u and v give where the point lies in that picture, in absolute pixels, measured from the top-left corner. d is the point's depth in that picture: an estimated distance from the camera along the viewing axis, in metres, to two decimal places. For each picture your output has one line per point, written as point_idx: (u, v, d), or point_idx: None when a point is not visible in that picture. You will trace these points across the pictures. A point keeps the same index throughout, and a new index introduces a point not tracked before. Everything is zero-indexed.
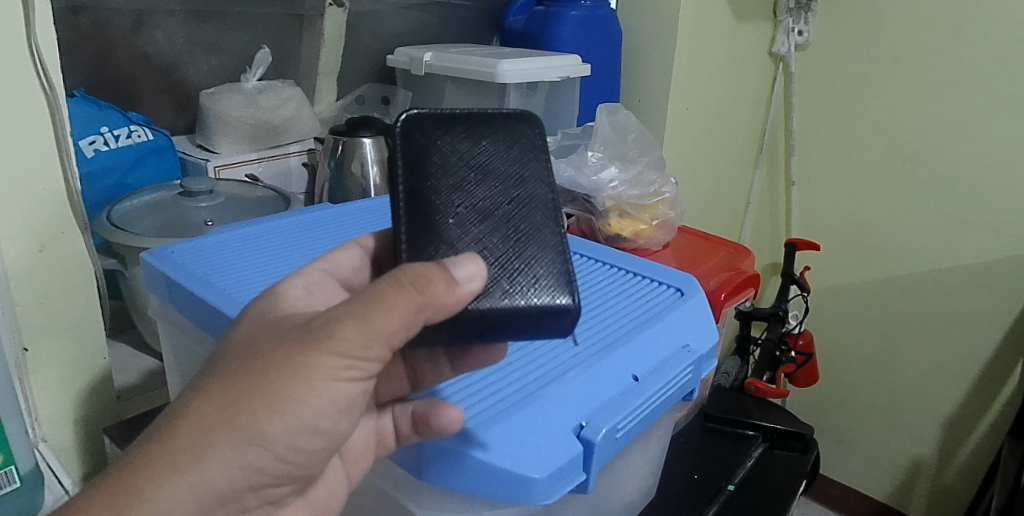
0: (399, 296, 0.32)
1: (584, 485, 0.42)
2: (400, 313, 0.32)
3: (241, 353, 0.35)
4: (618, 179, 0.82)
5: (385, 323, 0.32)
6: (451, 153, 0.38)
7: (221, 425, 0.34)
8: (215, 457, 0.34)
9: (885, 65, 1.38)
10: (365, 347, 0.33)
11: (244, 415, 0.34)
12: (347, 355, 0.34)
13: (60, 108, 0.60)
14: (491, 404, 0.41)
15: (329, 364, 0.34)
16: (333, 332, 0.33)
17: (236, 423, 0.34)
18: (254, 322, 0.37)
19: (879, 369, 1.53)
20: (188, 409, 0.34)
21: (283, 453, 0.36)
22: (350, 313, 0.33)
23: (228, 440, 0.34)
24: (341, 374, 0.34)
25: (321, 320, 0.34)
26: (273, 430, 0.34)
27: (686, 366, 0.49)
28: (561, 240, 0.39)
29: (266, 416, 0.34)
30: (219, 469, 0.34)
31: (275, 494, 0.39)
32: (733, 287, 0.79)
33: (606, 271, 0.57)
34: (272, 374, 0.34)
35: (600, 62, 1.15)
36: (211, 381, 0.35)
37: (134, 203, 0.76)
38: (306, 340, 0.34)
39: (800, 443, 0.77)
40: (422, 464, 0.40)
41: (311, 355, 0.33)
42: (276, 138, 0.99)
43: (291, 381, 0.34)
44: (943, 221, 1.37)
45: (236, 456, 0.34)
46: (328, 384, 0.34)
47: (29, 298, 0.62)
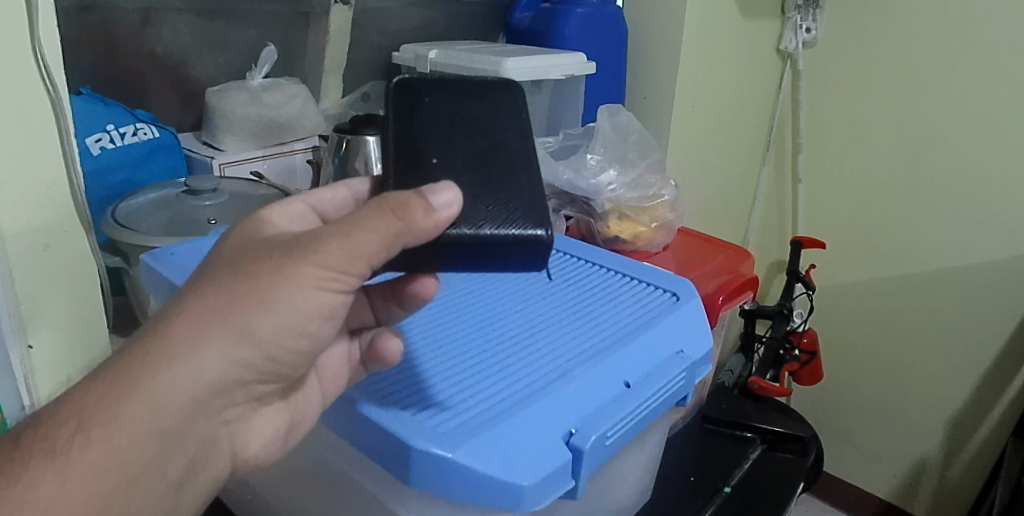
0: (378, 217, 0.34)
1: (572, 491, 0.42)
2: (382, 236, 0.34)
3: (237, 257, 0.36)
4: (617, 182, 0.82)
5: (365, 243, 0.34)
6: (436, 106, 0.43)
7: (216, 319, 0.34)
8: (215, 351, 0.34)
9: (893, 62, 1.37)
10: (350, 263, 0.34)
11: (237, 309, 0.34)
12: (332, 268, 0.35)
13: (64, 108, 0.61)
14: (480, 413, 0.41)
15: (315, 274, 0.35)
16: (321, 246, 0.34)
17: (228, 319, 0.34)
18: (243, 239, 0.38)
19: (884, 368, 1.52)
20: (182, 308, 0.34)
21: (273, 352, 0.36)
22: (335, 230, 0.34)
23: (219, 335, 0.34)
24: (327, 283, 0.35)
25: (308, 236, 0.35)
26: (265, 328, 0.35)
27: (679, 372, 0.49)
28: (536, 176, 0.40)
29: (258, 313, 0.34)
30: (213, 363, 0.34)
31: (262, 391, 0.39)
32: (731, 290, 0.79)
33: (600, 275, 0.57)
34: (263, 277, 0.34)
35: (606, 60, 1.15)
36: (210, 279, 0.35)
37: (138, 201, 0.77)
38: (295, 249, 0.35)
39: (799, 446, 0.78)
40: (410, 471, 0.39)
41: (299, 260, 0.34)
42: (281, 135, 1.00)
43: (284, 283, 0.34)
44: (950, 220, 1.37)
45: (229, 350, 0.34)
46: (314, 293, 0.35)
47: (36, 298, 0.62)
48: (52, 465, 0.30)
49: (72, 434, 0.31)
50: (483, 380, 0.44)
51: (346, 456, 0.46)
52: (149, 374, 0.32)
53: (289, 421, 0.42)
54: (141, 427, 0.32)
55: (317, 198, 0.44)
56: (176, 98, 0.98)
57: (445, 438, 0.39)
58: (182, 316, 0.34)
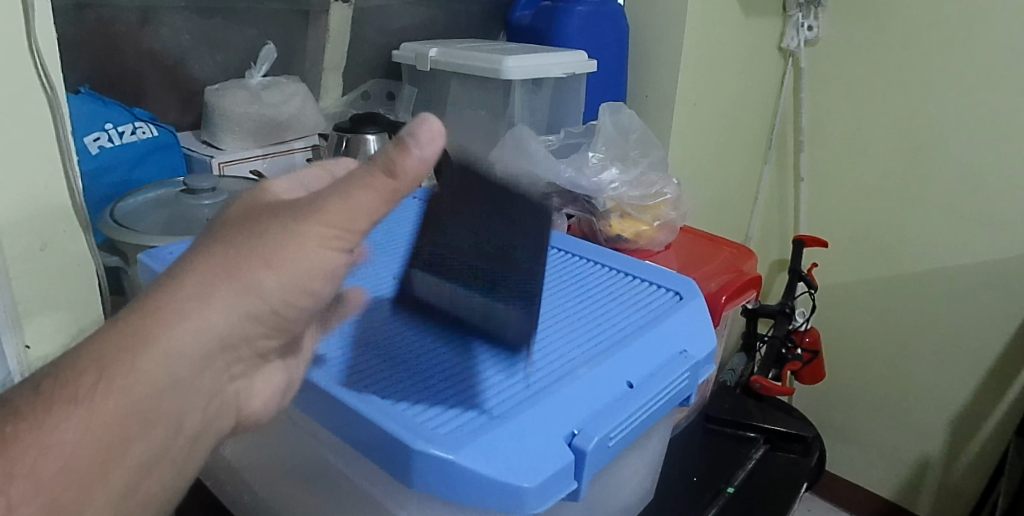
0: (374, 175, 0.34)
1: (575, 493, 0.42)
2: (379, 186, 0.35)
3: (241, 220, 0.36)
4: (618, 180, 0.81)
5: (363, 200, 0.35)
6: None
7: (225, 275, 0.33)
8: (227, 303, 0.33)
9: (895, 60, 1.37)
10: (350, 219, 0.35)
11: (245, 266, 0.34)
12: (335, 224, 0.35)
13: (61, 106, 0.60)
14: (481, 415, 0.40)
15: (319, 230, 0.35)
16: (322, 208, 0.35)
17: (237, 273, 0.33)
18: (241, 209, 0.37)
19: (886, 368, 1.52)
20: (193, 264, 0.33)
21: (281, 307, 0.36)
22: (334, 188, 0.35)
23: (231, 289, 0.33)
24: (332, 242, 0.35)
25: (307, 201, 0.36)
26: (272, 286, 0.34)
27: (683, 372, 0.49)
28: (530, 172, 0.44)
29: (265, 270, 0.34)
30: (227, 314, 0.33)
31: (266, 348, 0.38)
32: (734, 289, 0.78)
33: (602, 274, 0.57)
34: (268, 237, 0.34)
35: (607, 58, 1.14)
36: (216, 240, 0.35)
37: (137, 201, 0.76)
38: (300, 209, 0.35)
39: (801, 445, 0.77)
40: (411, 474, 0.38)
41: (302, 220, 0.35)
42: (281, 134, 0.99)
43: (288, 240, 0.35)
44: (952, 219, 1.36)
45: (241, 303, 0.34)
46: (317, 253, 0.35)
47: (32, 298, 0.62)
48: (76, 409, 0.29)
49: (94, 382, 0.30)
50: (481, 377, 0.43)
51: (332, 445, 0.44)
52: (165, 324, 0.32)
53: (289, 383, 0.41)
54: (159, 376, 0.31)
55: (302, 178, 0.43)
56: (175, 96, 0.98)
57: (446, 439, 0.38)
58: (191, 274, 0.33)
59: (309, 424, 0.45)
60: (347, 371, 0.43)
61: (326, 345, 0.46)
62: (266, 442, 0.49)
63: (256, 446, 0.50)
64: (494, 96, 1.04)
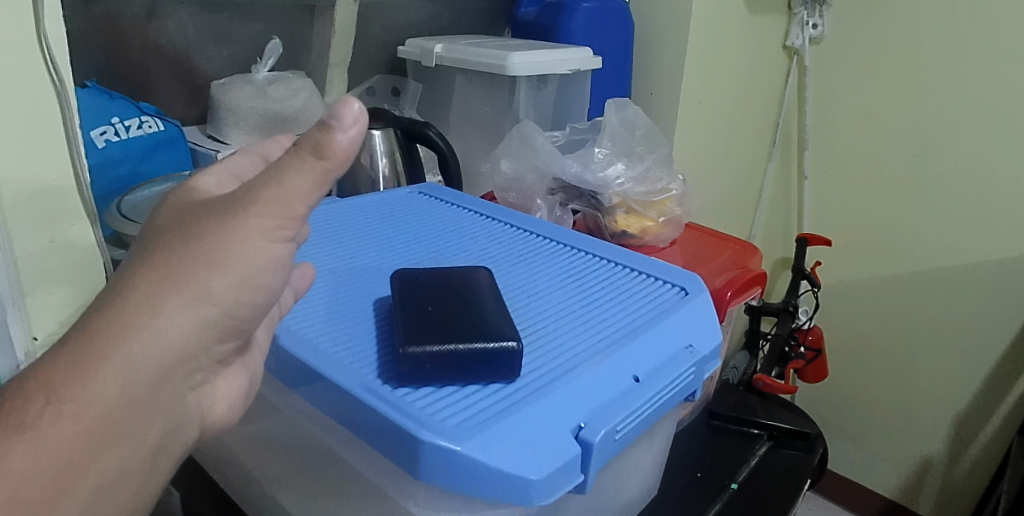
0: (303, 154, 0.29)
1: (582, 486, 0.40)
2: (310, 173, 0.29)
3: (174, 224, 0.31)
4: (624, 176, 0.82)
5: (299, 188, 0.29)
6: None
7: (168, 287, 0.29)
8: (176, 312, 0.29)
9: (901, 58, 1.36)
10: (286, 210, 0.29)
11: (183, 273, 0.29)
12: (271, 216, 0.29)
13: (70, 100, 0.60)
14: (486, 406, 0.38)
15: (257, 225, 0.29)
16: (256, 200, 0.29)
17: (178, 280, 0.29)
18: (173, 210, 0.32)
19: (889, 366, 1.52)
20: (131, 278, 0.29)
21: (232, 313, 0.31)
22: (264, 179, 0.29)
23: (173, 301, 0.29)
24: (275, 234, 0.30)
25: (242, 190, 0.30)
26: (223, 289, 0.30)
27: (688, 367, 0.48)
28: None
29: (209, 274, 0.29)
30: (176, 328, 0.29)
31: (224, 353, 0.33)
32: (739, 286, 0.78)
33: (607, 269, 0.56)
34: (204, 239, 0.30)
35: (612, 55, 1.14)
36: (150, 251, 0.30)
37: (145, 193, 0.76)
38: (232, 204, 0.30)
39: (805, 442, 0.77)
40: (415, 463, 0.36)
41: (235, 216, 0.30)
42: (286, 128, 0.98)
43: (226, 238, 0.29)
44: (956, 217, 1.36)
45: (186, 315, 0.29)
46: (263, 247, 0.30)
47: (40, 290, 0.62)
48: (21, 440, 0.26)
49: (41, 408, 0.27)
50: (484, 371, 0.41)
51: (337, 437, 0.42)
52: (113, 345, 0.28)
53: (250, 384, 0.37)
54: (114, 397, 0.28)
55: (239, 165, 0.35)
56: (181, 91, 0.98)
57: (452, 429, 0.36)
58: (132, 287, 0.29)
59: (314, 416, 0.43)
60: (349, 355, 0.41)
61: (327, 330, 0.44)
62: (274, 435, 0.49)
63: (264, 439, 0.50)
64: (499, 91, 1.04)
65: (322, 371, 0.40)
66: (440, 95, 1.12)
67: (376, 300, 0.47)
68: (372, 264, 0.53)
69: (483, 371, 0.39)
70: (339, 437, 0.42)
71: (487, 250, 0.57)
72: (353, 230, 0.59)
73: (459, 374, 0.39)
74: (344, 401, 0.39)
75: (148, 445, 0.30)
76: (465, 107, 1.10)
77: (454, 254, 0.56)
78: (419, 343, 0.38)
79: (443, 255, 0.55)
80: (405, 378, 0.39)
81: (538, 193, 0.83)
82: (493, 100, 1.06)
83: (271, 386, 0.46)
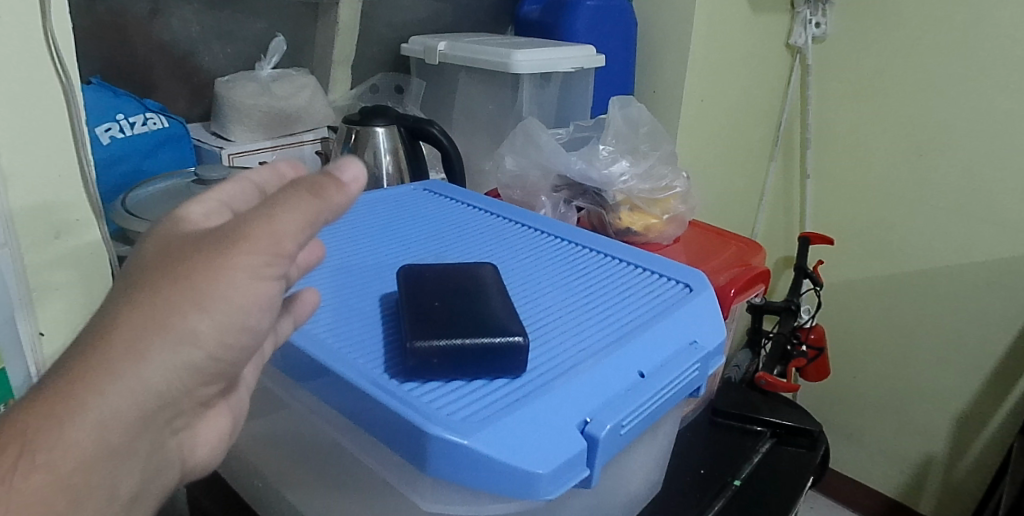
0: (298, 196, 0.30)
1: (587, 480, 0.40)
2: (303, 214, 0.30)
3: (158, 260, 0.31)
4: (629, 172, 0.82)
5: (290, 225, 0.30)
6: None
7: (151, 328, 0.29)
8: (162, 355, 0.29)
9: (904, 57, 1.36)
10: (275, 248, 0.30)
11: (167, 312, 0.29)
12: (260, 254, 0.30)
13: (75, 96, 0.60)
14: (492, 401, 0.38)
15: (246, 261, 0.30)
16: (244, 236, 0.30)
17: (162, 320, 0.29)
18: (157, 246, 0.32)
19: (890, 365, 1.52)
20: (114, 320, 0.29)
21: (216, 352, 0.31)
22: (254, 215, 0.30)
23: (159, 344, 0.29)
24: (263, 271, 0.30)
25: (230, 226, 0.31)
26: (210, 328, 0.30)
27: (693, 363, 0.48)
28: None
29: (195, 313, 0.29)
30: (158, 370, 0.29)
31: (204, 395, 0.33)
32: (743, 283, 0.78)
33: (612, 266, 0.56)
34: (191, 275, 0.30)
35: (614, 54, 1.14)
36: (129, 293, 0.30)
37: (149, 191, 0.77)
38: (220, 241, 0.30)
39: (807, 439, 0.77)
40: (423, 456, 0.36)
41: (223, 252, 0.30)
42: (289, 125, 0.99)
43: (212, 275, 0.30)
44: (959, 217, 1.36)
45: (169, 357, 0.29)
46: (252, 285, 0.30)
47: (46, 286, 0.62)
48: None
49: (16, 456, 0.26)
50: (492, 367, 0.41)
51: (344, 431, 0.42)
52: (91, 392, 0.27)
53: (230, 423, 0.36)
54: (91, 446, 0.27)
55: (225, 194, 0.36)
56: (184, 88, 0.98)
57: (459, 423, 0.36)
58: (112, 329, 0.29)
59: (322, 411, 0.43)
60: (356, 349, 0.42)
61: (334, 324, 0.44)
62: (281, 430, 0.49)
63: (270, 434, 0.50)
64: (502, 90, 1.04)
65: (331, 366, 0.40)
66: (443, 93, 1.12)
67: (383, 296, 0.47)
68: (377, 260, 0.53)
69: (491, 367, 0.39)
70: (348, 431, 0.42)
71: (492, 246, 0.57)
72: (359, 226, 0.59)
73: (465, 368, 0.39)
74: (351, 395, 0.39)
75: (120, 496, 0.29)
76: (468, 105, 1.10)
77: (460, 251, 0.56)
78: (425, 337, 0.38)
79: (448, 251, 0.55)
80: (412, 372, 0.39)
81: (542, 191, 0.83)
82: (496, 98, 1.06)
83: (277, 382, 0.46)
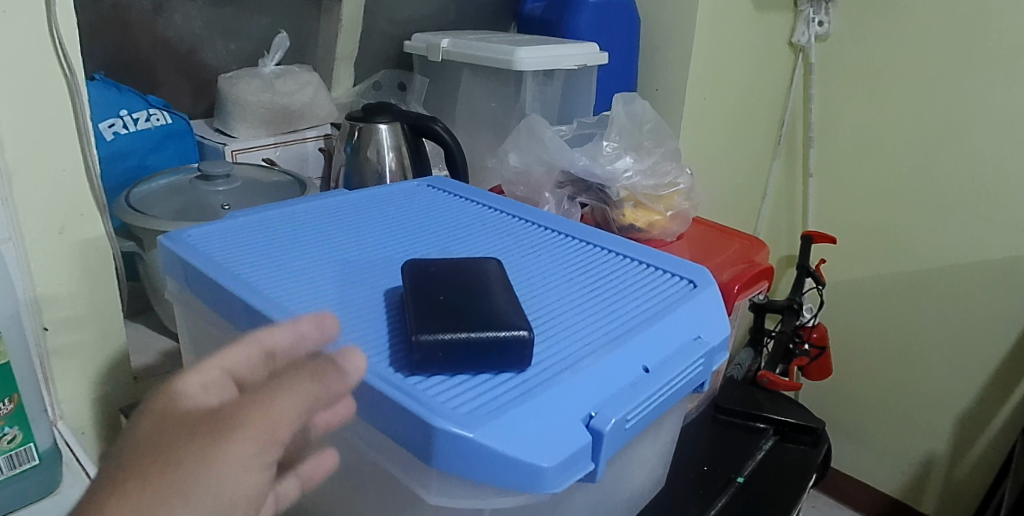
0: (300, 381, 0.33)
1: (591, 475, 0.40)
2: (299, 403, 0.32)
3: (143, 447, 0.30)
4: (633, 169, 0.81)
5: (288, 414, 0.31)
6: None
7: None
8: None
9: (907, 56, 1.36)
10: (266, 445, 0.30)
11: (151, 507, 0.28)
12: (252, 448, 0.30)
13: (80, 90, 0.60)
14: (497, 395, 0.38)
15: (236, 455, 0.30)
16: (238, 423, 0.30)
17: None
18: (150, 421, 0.31)
19: (892, 364, 1.52)
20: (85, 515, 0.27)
21: None
22: (248, 407, 0.31)
23: None
24: (252, 463, 0.30)
25: (227, 409, 0.31)
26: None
27: (698, 358, 0.48)
28: None
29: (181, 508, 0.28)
30: None
31: None
32: (746, 280, 0.77)
33: (616, 261, 0.56)
34: (178, 466, 0.28)
35: (617, 51, 1.14)
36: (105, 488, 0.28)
37: (153, 186, 0.77)
38: (211, 431, 0.30)
39: (811, 437, 0.77)
40: (429, 450, 0.36)
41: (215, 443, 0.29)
42: (292, 122, 0.99)
43: (202, 468, 0.29)
44: (961, 215, 1.35)
45: None
46: (240, 478, 0.30)
47: (50, 280, 0.63)
48: None
49: None
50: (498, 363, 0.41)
51: (349, 426, 0.42)
52: None
53: None
54: None
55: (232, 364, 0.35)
56: (187, 85, 0.98)
57: (465, 417, 0.36)
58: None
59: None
60: (360, 343, 0.41)
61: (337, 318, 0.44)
62: None
63: None
64: (505, 87, 1.04)
65: None
66: (445, 90, 1.12)
67: (386, 290, 0.47)
68: (380, 255, 0.53)
69: (497, 360, 0.39)
70: (353, 425, 0.42)
71: (495, 242, 0.57)
72: (362, 222, 0.59)
73: (470, 362, 0.39)
74: (356, 388, 0.39)
75: None
76: (470, 102, 1.09)
77: (463, 246, 0.56)
78: (430, 331, 0.38)
79: (451, 246, 0.55)
80: (417, 366, 0.39)
81: (546, 187, 0.83)
82: (499, 95, 1.06)
83: None
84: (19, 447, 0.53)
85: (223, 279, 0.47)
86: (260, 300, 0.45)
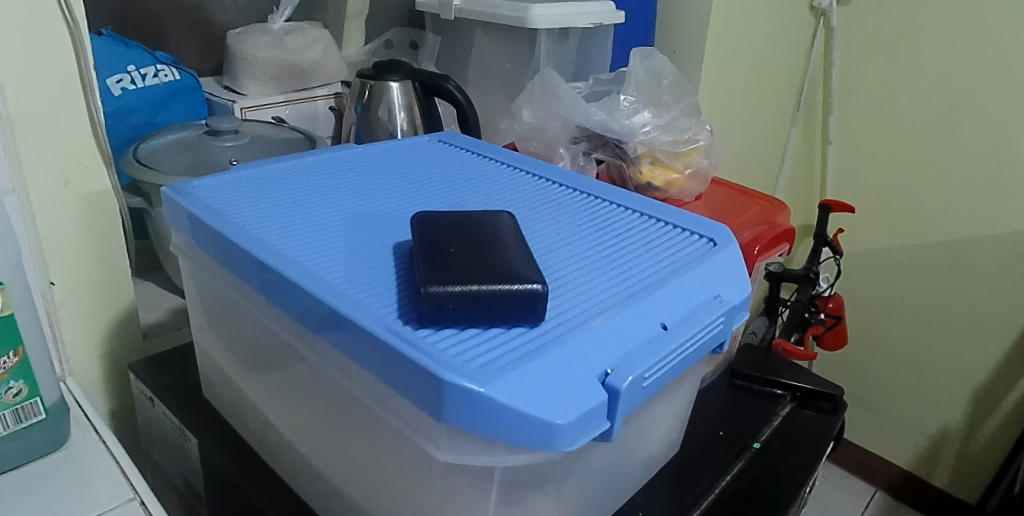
0: None
1: (607, 433, 0.39)
2: None
3: None
4: (651, 124, 0.79)
5: None
6: None
7: None
8: None
9: (934, 20, 1.30)
10: None
11: None
12: None
13: (82, 39, 0.58)
14: (509, 349, 0.37)
15: None
16: None
17: None
18: None
19: (909, 337, 1.49)
20: None
21: None
22: None
23: None
24: None
25: None
26: None
27: (717, 316, 0.46)
28: None
29: None
30: None
31: None
32: (767, 241, 0.76)
33: (631, 218, 0.54)
34: None
35: (635, 8, 1.10)
36: None
37: (159, 142, 0.75)
38: None
39: (829, 404, 0.75)
40: (441, 406, 0.35)
41: None
42: (302, 80, 0.97)
43: None
44: (986, 187, 1.31)
45: None
46: None
47: (55, 234, 0.62)
48: None
49: None
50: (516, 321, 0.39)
51: (364, 387, 0.41)
52: None
53: None
54: None
55: None
56: (194, 42, 0.96)
57: (477, 372, 0.35)
58: None
59: (336, 362, 0.42)
60: (368, 296, 0.40)
61: (346, 269, 0.43)
62: (296, 384, 0.48)
63: (288, 390, 0.49)
64: (519, 46, 1.00)
65: (345, 313, 0.38)
66: (457, 50, 1.09)
67: (396, 245, 0.46)
68: (391, 209, 0.51)
69: (511, 313, 0.38)
70: (364, 382, 0.41)
71: (507, 197, 0.55)
72: (371, 177, 0.57)
73: (482, 315, 0.38)
74: (366, 343, 0.38)
75: None
76: (483, 62, 1.06)
77: (475, 201, 0.54)
78: (440, 283, 0.37)
79: (462, 201, 0.54)
80: (427, 319, 0.37)
81: (561, 143, 0.81)
82: (513, 55, 1.02)
83: (291, 333, 0.45)
84: (25, 401, 0.53)
85: (230, 231, 0.46)
86: (267, 252, 0.44)
